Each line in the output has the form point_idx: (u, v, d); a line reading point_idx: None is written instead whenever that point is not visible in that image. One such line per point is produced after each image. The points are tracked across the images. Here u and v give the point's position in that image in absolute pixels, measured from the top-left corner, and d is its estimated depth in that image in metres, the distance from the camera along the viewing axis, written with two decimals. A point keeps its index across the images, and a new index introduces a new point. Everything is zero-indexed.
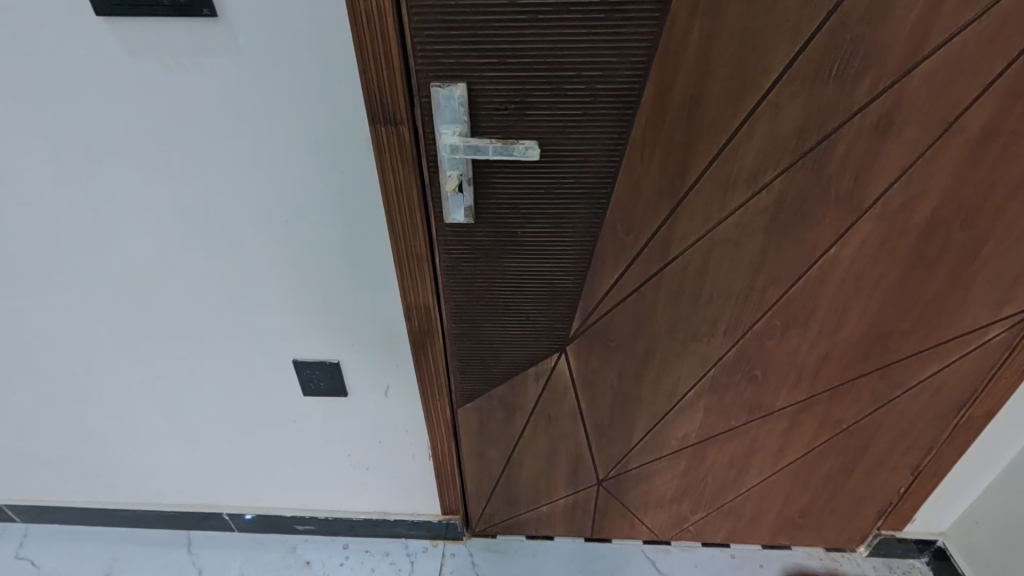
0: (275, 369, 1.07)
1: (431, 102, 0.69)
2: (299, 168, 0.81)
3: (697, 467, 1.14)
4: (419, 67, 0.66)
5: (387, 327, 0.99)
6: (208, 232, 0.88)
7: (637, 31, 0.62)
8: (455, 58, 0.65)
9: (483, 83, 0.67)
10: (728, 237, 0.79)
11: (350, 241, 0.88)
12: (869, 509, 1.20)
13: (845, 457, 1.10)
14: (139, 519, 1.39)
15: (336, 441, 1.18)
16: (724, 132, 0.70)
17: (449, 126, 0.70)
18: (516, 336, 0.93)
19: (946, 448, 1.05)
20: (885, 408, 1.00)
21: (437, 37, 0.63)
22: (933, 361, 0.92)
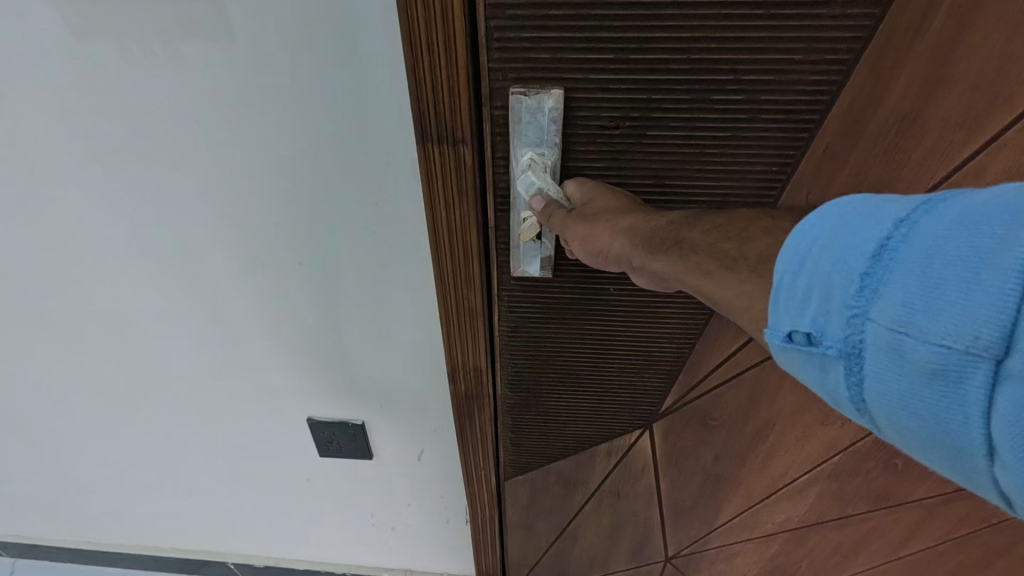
0: (286, 422, 0.89)
1: (510, 117, 0.48)
2: (320, 196, 0.61)
3: (790, 550, 0.94)
4: (496, 62, 0.45)
5: (424, 386, 0.80)
6: (202, 266, 0.70)
7: (846, 10, 0.40)
8: (551, 55, 0.44)
9: (588, 86, 0.46)
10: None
11: (383, 285, 0.69)
12: None
13: None
14: (135, 563, 1.24)
15: (356, 502, 1.01)
16: (940, 165, 0.47)
17: (534, 153, 0.50)
18: (592, 406, 0.79)
19: None
20: None
21: (527, 18, 0.42)
22: None
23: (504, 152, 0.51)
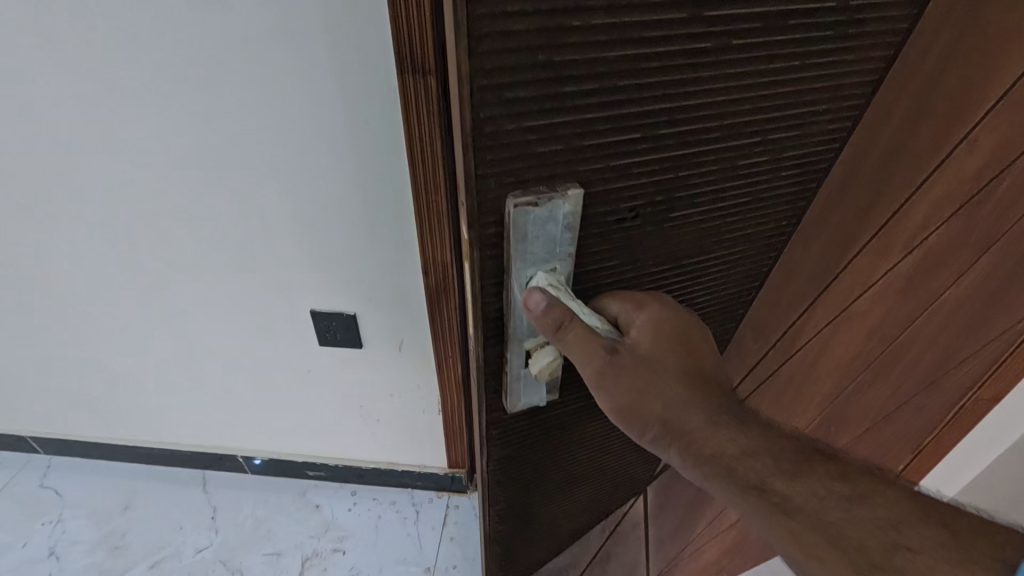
0: (293, 316, 1.09)
1: (513, 236, 0.50)
2: (328, 118, 0.81)
3: None
4: (489, 166, 0.45)
5: (404, 282, 1.00)
6: (228, 175, 0.89)
7: (859, 60, 0.53)
8: (564, 143, 0.46)
9: (597, 167, 0.50)
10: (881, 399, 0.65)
11: (371, 193, 0.88)
12: None
13: None
14: (157, 458, 1.44)
15: (349, 394, 1.21)
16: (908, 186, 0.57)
17: (538, 261, 0.53)
18: (573, 494, 1.00)
19: None
20: None
21: (533, 99, 0.43)
22: None
23: (504, 261, 0.53)
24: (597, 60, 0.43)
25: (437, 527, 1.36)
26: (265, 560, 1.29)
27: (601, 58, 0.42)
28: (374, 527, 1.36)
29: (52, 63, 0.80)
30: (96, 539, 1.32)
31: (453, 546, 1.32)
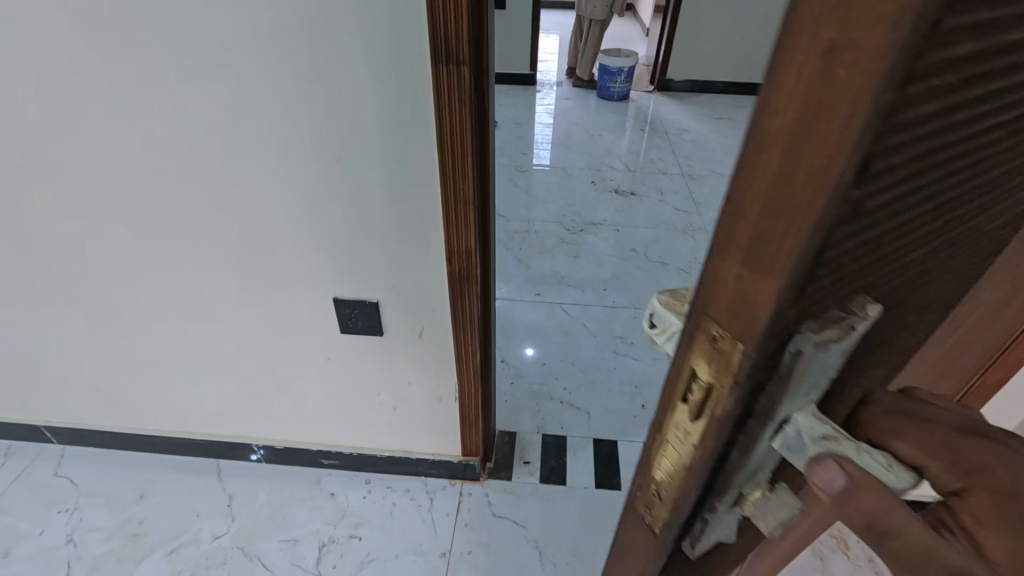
0: (314, 304, 1.10)
1: (785, 375, 0.30)
2: (360, 105, 0.83)
3: None
4: (818, 292, 0.26)
5: (426, 271, 1.01)
6: (257, 162, 0.91)
7: None
8: (899, 262, 0.29)
9: (914, 282, 0.32)
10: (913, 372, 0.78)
11: (399, 181, 0.90)
12: None
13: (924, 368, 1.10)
14: (173, 447, 1.46)
15: (366, 382, 1.23)
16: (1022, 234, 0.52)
17: (810, 406, 0.31)
18: None
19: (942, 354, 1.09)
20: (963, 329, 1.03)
21: (901, 198, 0.24)
22: None
23: (754, 410, 0.32)
24: (993, 133, 0.25)
25: (451, 513, 1.38)
26: (282, 546, 1.30)
27: (988, 128, 0.24)
28: (389, 513, 1.37)
29: (96, 49, 0.83)
30: (113, 526, 1.33)
31: (468, 532, 1.34)
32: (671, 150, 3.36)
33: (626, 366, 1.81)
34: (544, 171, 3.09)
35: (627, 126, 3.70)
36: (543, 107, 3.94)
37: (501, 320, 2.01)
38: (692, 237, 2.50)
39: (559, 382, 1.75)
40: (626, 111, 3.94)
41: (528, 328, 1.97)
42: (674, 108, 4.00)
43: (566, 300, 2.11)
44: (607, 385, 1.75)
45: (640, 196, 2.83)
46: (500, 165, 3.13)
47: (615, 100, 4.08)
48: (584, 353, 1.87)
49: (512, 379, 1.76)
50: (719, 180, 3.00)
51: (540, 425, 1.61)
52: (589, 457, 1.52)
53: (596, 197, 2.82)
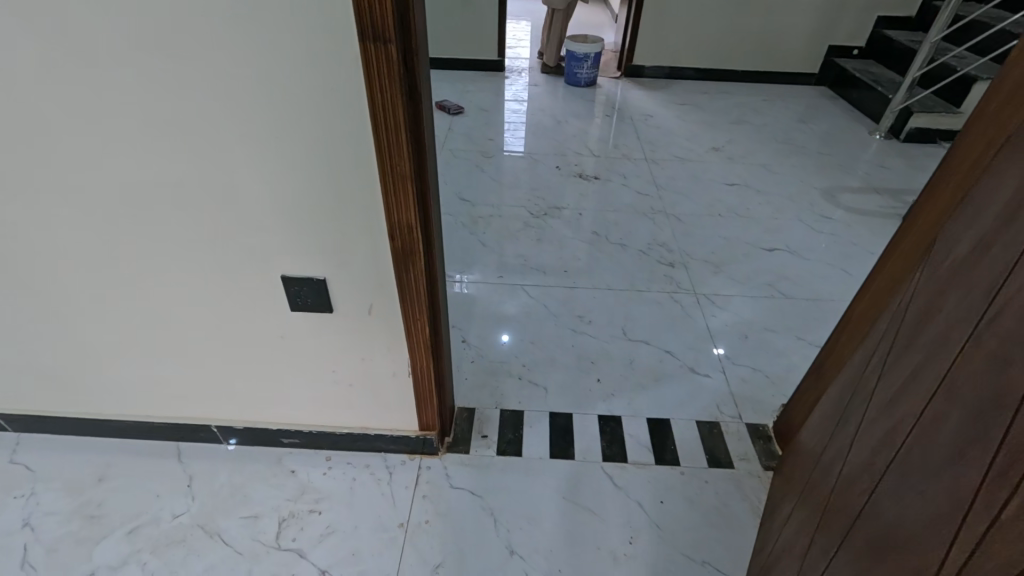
0: (262, 283, 1.12)
1: None
2: (295, 89, 0.85)
3: (791, 493, 1.19)
4: None
5: (372, 248, 1.04)
6: (196, 143, 0.93)
7: None
8: None
9: None
10: (849, 408, 1.03)
11: (339, 158, 0.92)
12: (797, 404, 1.45)
13: (842, 350, 1.25)
14: (131, 430, 1.47)
15: (321, 359, 1.26)
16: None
17: None
18: None
19: (847, 333, 1.24)
20: (864, 314, 1.18)
21: None
22: (886, 282, 1.12)
23: None
24: None
25: (410, 486, 1.42)
26: (242, 522, 1.33)
27: None
28: (349, 488, 1.41)
29: (23, 30, 0.83)
30: (70, 509, 1.34)
31: (426, 502, 1.39)
32: (636, 135, 3.42)
33: (583, 344, 1.87)
34: (510, 156, 3.11)
35: (594, 112, 3.74)
36: (511, 93, 3.95)
37: (464, 302, 2.05)
38: (652, 219, 2.56)
39: (519, 359, 1.81)
40: (593, 97, 3.98)
41: (490, 309, 2.01)
42: (640, 94, 4.05)
43: (527, 282, 2.16)
44: (565, 362, 1.80)
45: (603, 180, 2.88)
46: (466, 151, 3.14)
47: (583, 85, 4.11)
48: (544, 332, 1.92)
49: (473, 358, 1.80)
50: (681, 165, 3.06)
51: (498, 400, 1.66)
52: (545, 429, 1.58)
53: (560, 181, 2.86)
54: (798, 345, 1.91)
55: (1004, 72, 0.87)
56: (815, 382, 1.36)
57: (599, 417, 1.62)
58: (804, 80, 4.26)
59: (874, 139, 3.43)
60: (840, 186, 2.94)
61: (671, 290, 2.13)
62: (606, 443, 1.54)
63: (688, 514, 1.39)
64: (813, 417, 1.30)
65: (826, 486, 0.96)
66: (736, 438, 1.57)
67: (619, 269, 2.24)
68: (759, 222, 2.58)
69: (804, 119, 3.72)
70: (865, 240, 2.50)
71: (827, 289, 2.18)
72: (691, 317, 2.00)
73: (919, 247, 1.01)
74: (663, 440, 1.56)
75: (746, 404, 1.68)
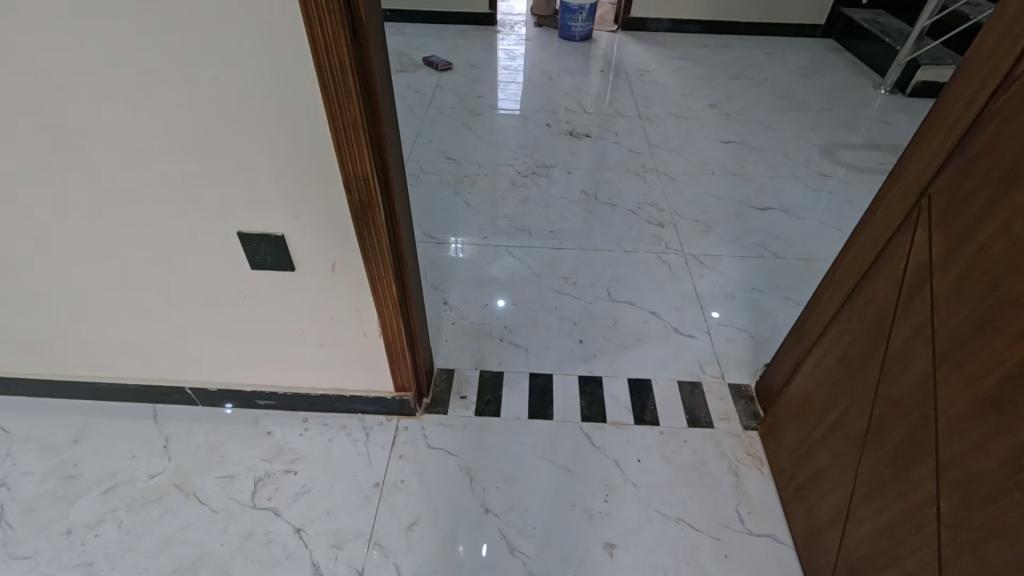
0: (219, 240, 1.08)
1: None
2: (227, 27, 0.78)
3: (822, 472, 1.13)
4: None
5: (330, 202, 0.99)
6: (131, 90, 0.86)
7: None
8: None
9: None
10: (890, 392, 0.93)
11: (285, 101, 0.85)
12: (779, 367, 1.42)
13: (826, 312, 1.20)
14: (105, 393, 1.46)
15: (289, 319, 1.23)
16: None
17: None
18: None
19: (830, 296, 1.18)
20: (848, 275, 1.12)
21: None
22: (868, 240, 1.06)
23: None
24: None
25: (387, 446, 1.42)
26: (218, 482, 1.33)
27: None
28: (325, 449, 1.41)
29: None
30: (47, 469, 1.34)
31: (403, 462, 1.39)
32: (631, 92, 3.30)
33: (567, 305, 1.84)
34: (500, 114, 3.01)
35: (588, 68, 3.60)
36: (502, 48, 3.79)
37: (446, 264, 2.00)
38: (643, 178, 2.49)
39: (501, 322, 1.77)
40: (588, 52, 3.82)
41: (474, 271, 1.97)
42: (637, 48, 3.89)
43: (513, 243, 2.11)
44: (548, 323, 1.77)
45: (595, 138, 2.79)
46: (454, 108, 3.03)
47: (577, 40, 3.94)
48: (527, 294, 1.88)
49: (454, 320, 1.77)
50: (677, 122, 2.96)
51: (478, 361, 1.64)
52: (524, 390, 1.56)
53: (551, 139, 2.77)
54: (786, 305, 1.88)
55: (996, 9, 0.80)
56: (796, 342, 1.33)
57: (580, 378, 1.60)
58: (809, 33, 4.08)
59: (879, 94, 3.31)
60: (840, 142, 2.84)
61: (659, 251, 2.08)
62: (586, 403, 1.53)
63: (666, 473, 1.38)
64: (801, 379, 1.26)
65: (924, 492, 0.83)
66: (717, 398, 1.55)
67: (608, 230, 2.18)
68: (754, 180, 2.50)
69: (806, 74, 3.57)
70: (862, 198, 2.43)
71: (819, 248, 2.13)
72: (678, 278, 1.96)
73: (903, 200, 0.95)
74: (643, 400, 1.54)
75: (730, 364, 1.66)
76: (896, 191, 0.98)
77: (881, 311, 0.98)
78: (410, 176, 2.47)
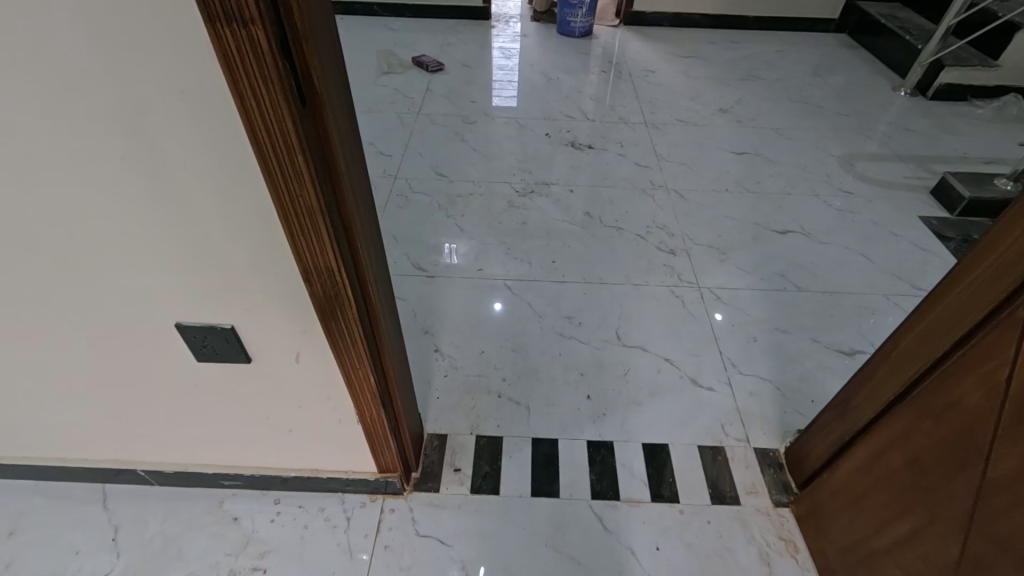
0: (156, 329, 0.88)
1: None
2: (133, 98, 0.57)
3: None
4: None
5: (288, 293, 0.79)
6: (16, 170, 0.65)
7: None
8: None
9: None
10: (996, 525, 0.77)
11: (217, 176, 0.64)
12: (815, 437, 1.25)
13: (881, 393, 1.02)
14: (45, 472, 1.27)
15: (251, 405, 1.04)
16: None
17: None
18: None
19: (885, 375, 1.01)
20: (911, 356, 0.95)
21: None
22: (941, 323, 0.88)
23: None
24: None
25: (370, 535, 1.24)
26: None
27: None
28: (300, 538, 1.23)
29: None
30: None
31: (388, 555, 1.21)
32: (635, 94, 3.08)
33: (572, 351, 1.65)
34: (496, 121, 2.79)
35: (589, 67, 3.37)
36: (497, 46, 3.55)
37: (437, 301, 1.81)
38: (652, 196, 2.29)
39: (499, 373, 1.59)
40: (589, 49, 3.58)
41: (468, 310, 1.78)
42: (640, 45, 3.65)
43: (511, 275, 1.91)
44: (551, 374, 1.59)
45: (598, 150, 2.58)
46: (446, 115, 2.81)
47: (576, 37, 3.71)
48: (528, 337, 1.69)
49: (447, 371, 1.59)
50: (685, 130, 2.76)
51: (474, 424, 1.46)
52: (527, 460, 1.38)
53: (550, 151, 2.56)
54: (813, 348, 1.70)
55: None
56: (838, 418, 1.16)
57: (589, 443, 1.42)
58: (821, 28, 3.86)
59: (898, 96, 3.11)
60: (860, 152, 2.65)
61: (672, 283, 1.89)
62: (596, 476, 1.36)
63: (690, 563, 1.22)
64: (850, 464, 1.09)
65: None
66: (743, 467, 1.38)
67: (615, 258, 1.99)
68: (771, 198, 2.31)
69: (820, 74, 3.36)
70: (886, 218, 2.24)
71: (846, 278, 1.95)
72: (693, 317, 1.77)
73: (998, 285, 0.77)
74: (660, 470, 1.37)
75: (755, 423, 1.48)
76: (980, 275, 0.80)
77: (972, 418, 0.81)
78: (398, 195, 2.26)
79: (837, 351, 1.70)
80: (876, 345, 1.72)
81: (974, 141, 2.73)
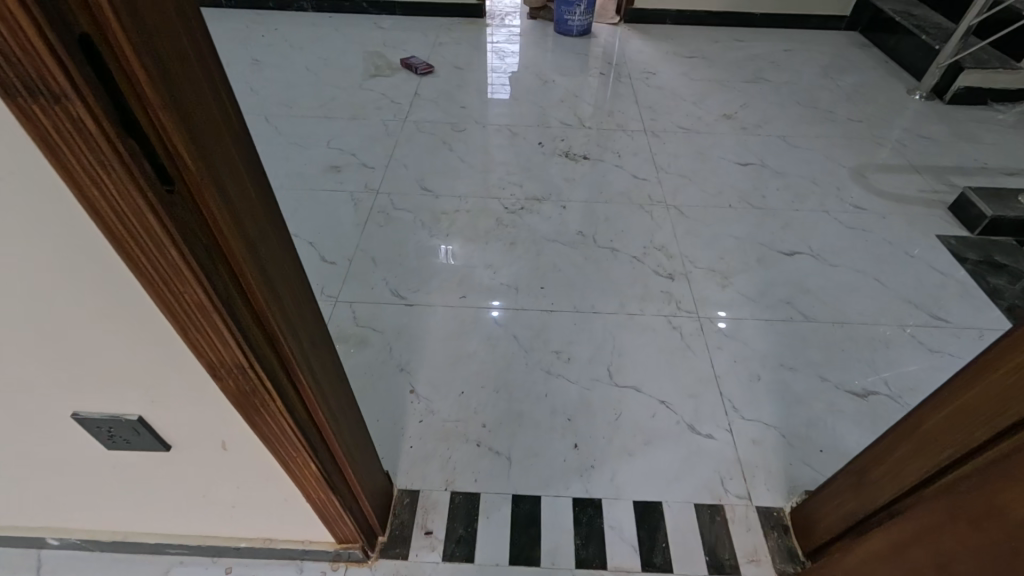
0: (52, 418, 0.75)
1: None
2: None
3: None
4: None
5: (198, 387, 0.66)
6: None
7: None
8: None
9: None
10: None
11: (80, 271, 0.51)
12: (827, 504, 1.12)
13: (905, 474, 0.90)
14: None
15: (183, 485, 0.92)
16: None
17: None
18: None
19: (911, 455, 0.89)
20: (942, 440, 0.82)
21: None
22: (980, 410, 0.75)
23: None
24: None
25: None
26: None
27: None
28: None
29: None
30: None
31: None
32: (635, 99, 2.92)
33: (559, 392, 1.52)
34: (486, 129, 2.64)
35: (587, 69, 3.20)
36: (491, 46, 3.39)
37: (416, 333, 1.67)
38: (650, 213, 2.15)
39: (479, 418, 1.46)
40: (587, 49, 3.42)
41: (449, 343, 1.65)
42: (641, 45, 3.48)
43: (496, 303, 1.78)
44: (536, 419, 1.46)
45: (593, 160, 2.43)
46: (434, 122, 2.66)
47: (574, 35, 3.55)
48: (513, 375, 1.56)
49: (422, 416, 1.46)
50: (686, 138, 2.60)
51: (449, 478, 1.33)
52: (505, 521, 1.26)
53: (543, 163, 2.42)
54: (822, 387, 1.57)
55: None
56: (853, 491, 1.02)
57: (575, 501, 1.30)
58: (832, 25, 3.67)
59: (913, 100, 2.94)
60: (873, 163, 2.49)
61: (670, 313, 1.76)
62: (581, 540, 1.23)
63: None
64: (865, 547, 0.97)
65: None
66: (743, 529, 1.26)
67: (608, 283, 1.86)
68: (778, 215, 2.16)
69: (831, 75, 3.18)
70: (902, 237, 2.09)
71: (858, 306, 1.81)
72: (692, 351, 1.64)
73: None
74: (652, 534, 1.24)
75: (757, 476, 1.35)
76: None
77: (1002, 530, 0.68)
78: (380, 212, 2.13)
79: (848, 391, 1.56)
80: (890, 384, 1.58)
81: (995, 150, 2.57)
